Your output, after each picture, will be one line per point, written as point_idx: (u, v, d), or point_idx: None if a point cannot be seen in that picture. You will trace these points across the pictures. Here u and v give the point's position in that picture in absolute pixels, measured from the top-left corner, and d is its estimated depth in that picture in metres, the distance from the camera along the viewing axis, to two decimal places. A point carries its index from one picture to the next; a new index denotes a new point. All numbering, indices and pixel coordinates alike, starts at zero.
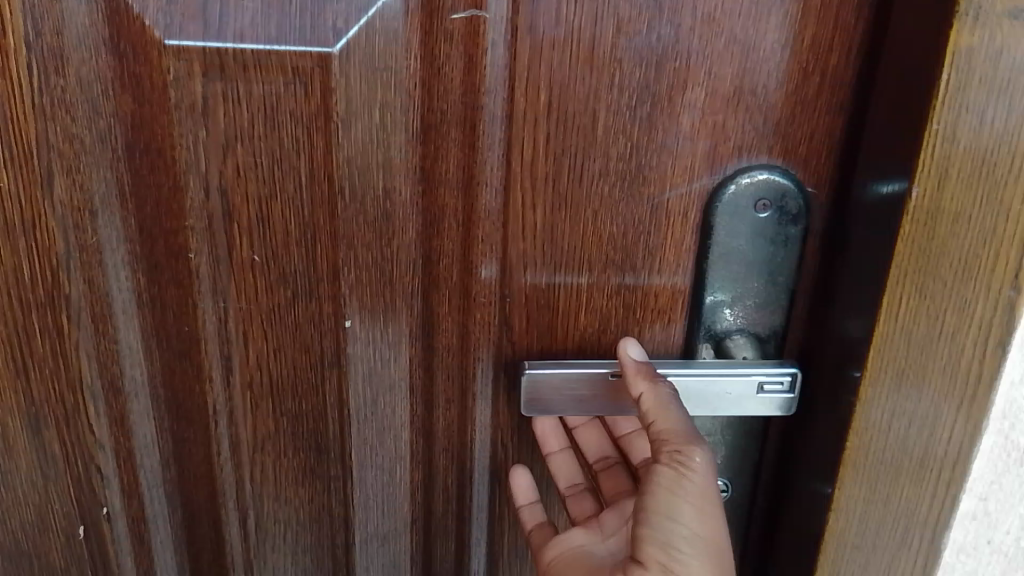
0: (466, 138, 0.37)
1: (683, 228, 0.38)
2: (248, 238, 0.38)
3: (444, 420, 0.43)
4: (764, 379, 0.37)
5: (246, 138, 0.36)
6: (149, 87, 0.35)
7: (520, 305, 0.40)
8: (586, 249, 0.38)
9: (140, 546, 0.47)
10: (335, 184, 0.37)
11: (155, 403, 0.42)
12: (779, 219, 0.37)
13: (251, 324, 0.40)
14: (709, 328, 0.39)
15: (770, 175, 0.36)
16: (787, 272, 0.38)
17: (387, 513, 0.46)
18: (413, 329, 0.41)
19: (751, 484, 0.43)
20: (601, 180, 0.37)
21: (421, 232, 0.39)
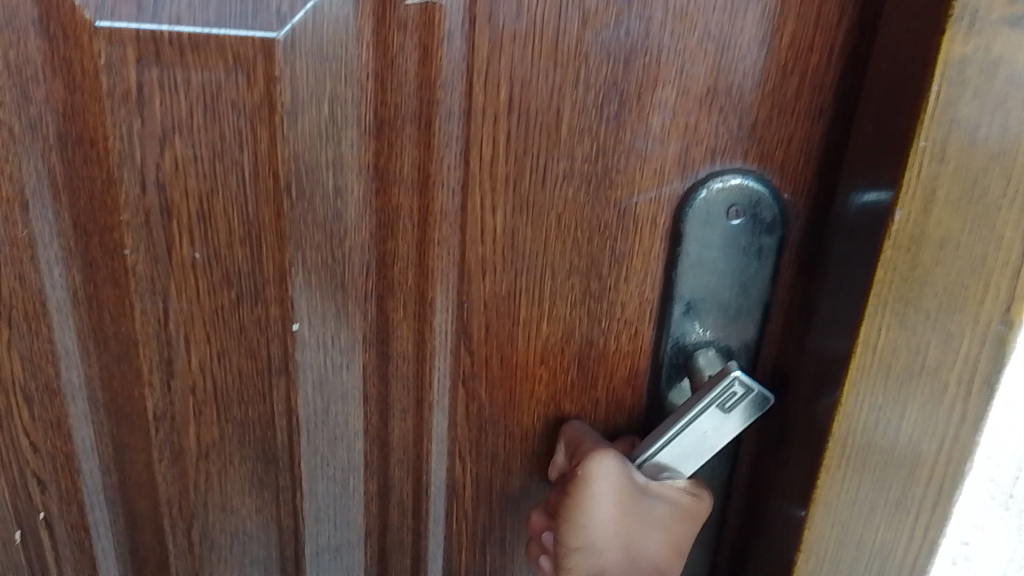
0: (421, 135, 0.34)
1: (653, 235, 0.36)
2: (189, 236, 0.36)
3: (400, 430, 0.41)
4: (717, 401, 0.34)
5: (184, 130, 0.34)
6: (81, 73, 0.33)
7: (479, 313, 0.38)
8: (549, 254, 0.36)
9: (81, 553, 0.44)
10: (281, 179, 0.35)
11: (94, 405, 0.40)
12: (753, 228, 0.35)
13: (193, 326, 0.38)
14: (678, 341, 0.37)
15: (743, 181, 0.34)
16: (761, 284, 0.36)
17: (339, 526, 0.44)
18: (367, 335, 0.39)
19: (721, 502, 0.41)
20: (565, 183, 0.35)
21: (373, 233, 0.36)
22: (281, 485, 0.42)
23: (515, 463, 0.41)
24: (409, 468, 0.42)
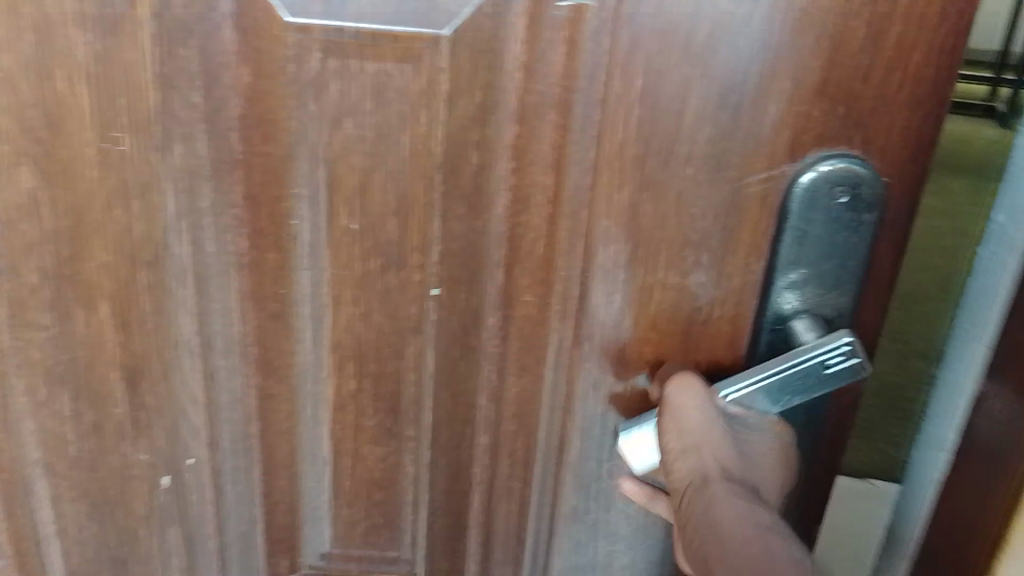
0: (560, 120, 0.39)
1: (761, 212, 0.40)
2: (348, 207, 0.40)
3: (516, 388, 0.46)
4: (825, 357, 0.39)
5: (355, 113, 0.38)
6: (267, 62, 0.37)
7: (600, 281, 0.42)
8: (667, 228, 0.40)
9: (218, 498, 0.49)
10: (434, 157, 0.39)
11: (245, 360, 0.45)
12: (854, 206, 0.39)
13: (344, 288, 0.43)
14: (777, 307, 0.41)
15: (847, 164, 0.38)
16: (859, 256, 0.40)
17: (455, 474, 0.49)
18: (494, 301, 0.43)
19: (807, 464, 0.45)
20: (688, 164, 0.39)
21: (508, 207, 0.41)
22: (407, 434, 0.47)
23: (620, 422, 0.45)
24: (523, 423, 0.47)
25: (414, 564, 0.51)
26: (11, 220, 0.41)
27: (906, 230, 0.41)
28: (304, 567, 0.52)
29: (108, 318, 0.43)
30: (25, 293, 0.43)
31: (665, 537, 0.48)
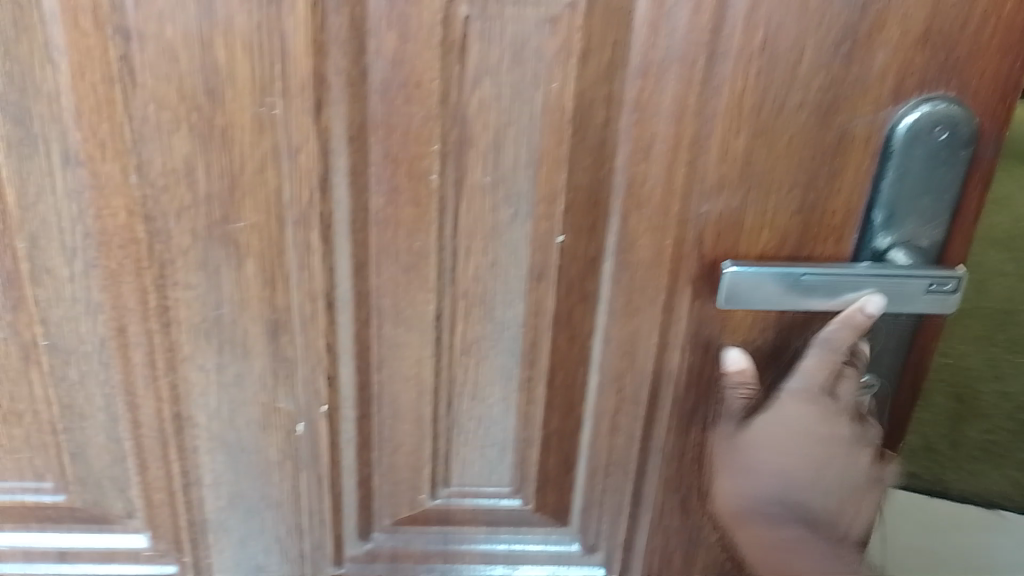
0: (687, 74, 0.42)
1: (863, 152, 0.43)
2: (483, 161, 0.44)
3: (630, 331, 0.49)
4: (934, 280, 0.43)
5: (494, 72, 0.41)
6: (417, 27, 0.40)
7: (712, 225, 0.45)
8: (775, 170, 0.43)
9: (348, 441, 0.53)
10: (566, 112, 0.43)
11: (380, 310, 0.48)
12: (951, 143, 0.42)
13: (475, 239, 0.46)
14: (876, 240, 0.45)
15: (948, 105, 0.42)
16: (953, 192, 0.43)
17: (567, 412, 0.52)
18: (613, 246, 0.47)
19: (894, 384, 0.48)
20: (799, 110, 0.42)
21: (630, 157, 0.44)
22: (525, 376, 0.51)
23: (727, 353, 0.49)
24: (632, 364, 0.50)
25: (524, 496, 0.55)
26: (169, 185, 0.44)
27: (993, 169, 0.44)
28: (422, 501, 0.56)
29: (254, 275, 0.47)
30: (179, 254, 0.46)
31: None
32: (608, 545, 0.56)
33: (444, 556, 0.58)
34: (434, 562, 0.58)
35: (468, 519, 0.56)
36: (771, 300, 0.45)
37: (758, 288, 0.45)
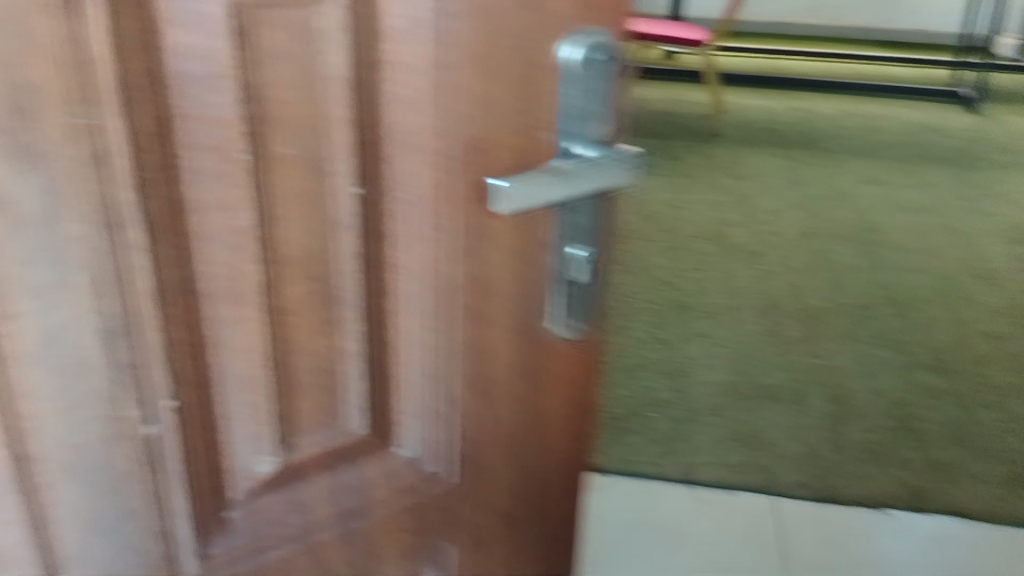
0: (432, 31, 0.54)
1: (549, 72, 0.57)
2: (281, 134, 0.54)
3: (421, 257, 0.60)
4: (624, 157, 0.58)
5: (284, 54, 0.52)
6: (211, 27, 0.49)
7: (464, 150, 0.57)
8: (499, 98, 0.57)
9: (191, 426, 0.58)
10: (344, 76, 0.54)
11: (209, 291, 0.55)
12: (601, 57, 0.57)
13: (284, 203, 0.55)
14: (567, 139, 0.59)
15: (592, 30, 0.57)
16: (614, 97, 0.58)
17: (383, 340, 0.63)
18: (394, 185, 0.58)
19: (599, 247, 0.63)
20: (507, 48, 0.55)
21: (396, 108, 0.56)
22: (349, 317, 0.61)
23: (496, 256, 0.61)
24: (427, 289, 0.61)
25: (358, 428, 0.65)
26: None
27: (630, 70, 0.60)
28: (272, 462, 0.62)
29: (85, 284, 0.51)
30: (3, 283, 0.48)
31: (523, 336, 0.65)
32: (427, 448, 0.67)
33: (300, 512, 0.65)
34: (290, 520, 0.65)
35: (315, 466, 0.64)
36: (536, 200, 0.56)
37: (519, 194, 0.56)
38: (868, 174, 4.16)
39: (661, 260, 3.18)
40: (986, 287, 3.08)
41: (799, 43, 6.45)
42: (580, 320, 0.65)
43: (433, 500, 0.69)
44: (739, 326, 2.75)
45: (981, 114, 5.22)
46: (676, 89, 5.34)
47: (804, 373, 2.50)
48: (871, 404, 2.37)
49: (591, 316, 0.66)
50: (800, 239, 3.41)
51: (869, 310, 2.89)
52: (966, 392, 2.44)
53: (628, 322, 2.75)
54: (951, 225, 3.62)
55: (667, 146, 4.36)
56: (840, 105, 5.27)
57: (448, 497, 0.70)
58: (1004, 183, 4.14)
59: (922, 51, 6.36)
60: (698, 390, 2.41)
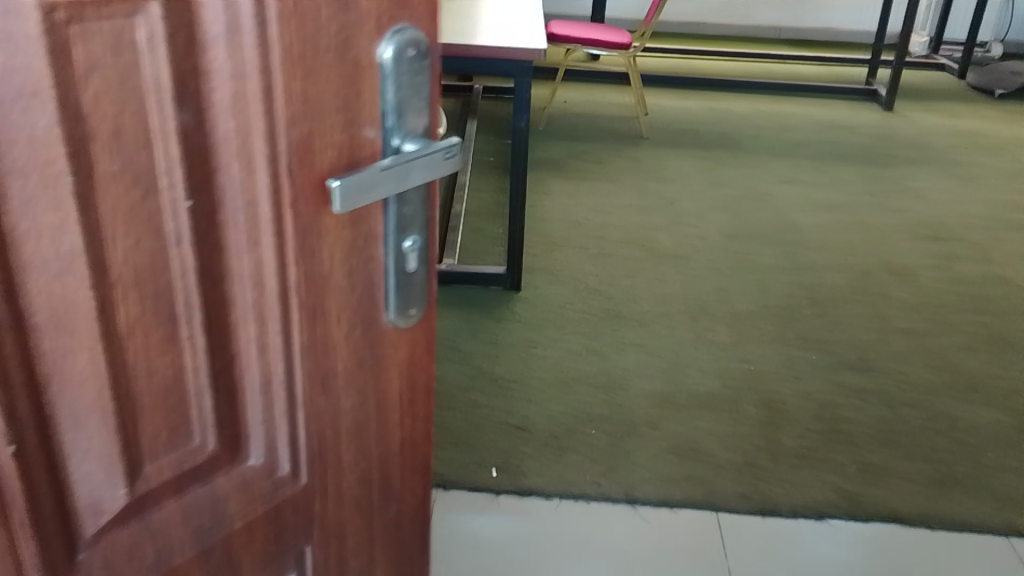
0: (257, 35, 0.54)
1: (372, 71, 0.60)
2: (108, 151, 0.51)
3: (255, 261, 0.62)
4: (444, 149, 0.65)
5: (100, 66, 0.49)
6: (21, 37, 0.45)
7: (295, 153, 0.58)
8: (326, 100, 0.58)
9: (31, 466, 0.56)
10: (166, 84, 0.52)
11: (37, 325, 0.52)
12: (417, 57, 0.62)
13: (116, 223, 0.53)
14: (393, 137, 0.63)
15: (407, 30, 0.61)
16: (425, 93, 0.64)
17: (224, 346, 0.64)
18: (227, 192, 0.58)
19: (422, 234, 0.70)
20: (330, 49, 0.57)
21: (222, 115, 0.55)
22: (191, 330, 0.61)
23: (333, 253, 0.64)
24: (265, 294, 0.64)
25: (208, 442, 0.67)
26: None
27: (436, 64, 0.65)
28: (120, 495, 0.62)
29: None
30: None
31: (363, 324, 0.70)
32: (273, 453, 0.71)
33: (155, 530, 0.65)
34: (146, 545, 0.65)
35: (162, 492, 0.65)
36: (369, 197, 0.61)
37: (355, 189, 0.60)
38: (786, 172, 4.25)
39: (591, 268, 3.17)
40: (904, 286, 3.18)
41: (715, 43, 6.57)
42: (407, 302, 0.72)
43: (284, 501, 0.74)
44: (671, 336, 2.76)
45: (890, 111, 5.41)
46: (599, 88, 5.35)
47: (738, 381, 2.55)
48: (803, 409, 2.43)
49: (417, 299, 0.73)
50: (725, 242, 3.45)
51: (795, 312, 2.95)
52: (893, 394, 2.53)
53: (561, 335, 2.72)
54: (868, 223, 3.73)
55: (590, 149, 4.36)
56: (757, 103, 5.38)
57: (297, 496, 0.75)
58: (914, 178, 4.29)
59: (831, 50, 6.58)
60: (637, 404, 2.41)
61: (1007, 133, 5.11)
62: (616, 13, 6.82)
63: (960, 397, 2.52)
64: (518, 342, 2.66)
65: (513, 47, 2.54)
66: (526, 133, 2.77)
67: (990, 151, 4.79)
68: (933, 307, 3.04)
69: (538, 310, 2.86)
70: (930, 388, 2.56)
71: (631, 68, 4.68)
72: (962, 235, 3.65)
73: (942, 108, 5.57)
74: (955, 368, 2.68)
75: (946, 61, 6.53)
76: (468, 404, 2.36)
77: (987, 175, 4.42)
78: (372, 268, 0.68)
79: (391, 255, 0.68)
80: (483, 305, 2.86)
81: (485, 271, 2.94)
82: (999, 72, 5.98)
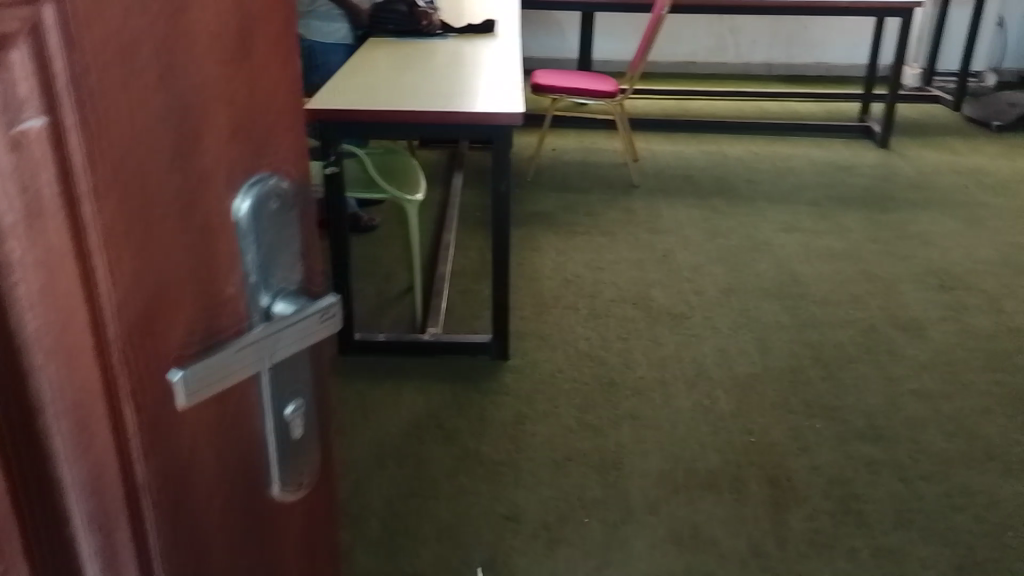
0: (65, 220, 0.51)
1: (222, 233, 0.59)
2: None
3: (94, 462, 0.58)
4: (320, 311, 0.65)
5: None
6: None
7: (127, 338, 0.54)
8: (162, 273, 0.55)
9: None
10: None
11: None
12: (281, 206, 0.62)
13: None
14: (260, 296, 0.62)
15: (267, 180, 0.60)
16: (296, 247, 0.64)
17: (62, 552, 0.60)
18: (50, 391, 0.55)
19: (304, 393, 0.67)
20: (159, 219, 0.54)
21: (29, 308, 0.52)
22: (9, 550, 0.57)
23: (189, 439, 0.60)
24: (106, 497, 0.59)
25: None
26: None
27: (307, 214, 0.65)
28: None
29: None
30: None
31: (245, 501, 0.66)
32: None
33: None
34: None
35: None
36: (222, 374, 0.59)
37: (201, 380, 0.58)
38: (785, 220, 4.14)
39: (584, 330, 3.04)
40: (911, 341, 3.06)
41: (708, 83, 6.50)
42: (297, 474, 0.69)
43: None
44: (669, 405, 2.63)
45: (887, 148, 5.31)
46: (592, 135, 5.28)
47: (740, 455, 2.40)
48: (811, 484, 2.29)
49: (308, 465, 0.70)
50: (723, 297, 3.34)
51: (798, 373, 2.82)
52: (906, 465, 2.38)
53: (554, 408, 2.58)
54: (870, 272, 3.62)
55: (582, 200, 4.26)
56: (751, 145, 5.30)
57: None
58: (916, 222, 4.18)
59: (826, 86, 6.51)
60: (633, 484, 2.27)
61: (1010, 169, 5.01)
62: (606, 55, 6.77)
63: (977, 467, 2.37)
64: (508, 416, 2.52)
65: (490, 113, 2.48)
66: (509, 197, 2.65)
67: (993, 190, 4.68)
68: (943, 364, 2.91)
69: (528, 380, 2.72)
70: (944, 457, 2.41)
71: (620, 115, 4.60)
72: (968, 283, 3.53)
73: (942, 144, 5.47)
74: (970, 432, 2.53)
75: (941, 94, 6.45)
76: (455, 490, 2.21)
77: (991, 216, 4.31)
78: (249, 447, 0.65)
79: (271, 429, 0.65)
80: (471, 376, 2.72)
81: (472, 339, 2.81)
82: (996, 105, 5.92)
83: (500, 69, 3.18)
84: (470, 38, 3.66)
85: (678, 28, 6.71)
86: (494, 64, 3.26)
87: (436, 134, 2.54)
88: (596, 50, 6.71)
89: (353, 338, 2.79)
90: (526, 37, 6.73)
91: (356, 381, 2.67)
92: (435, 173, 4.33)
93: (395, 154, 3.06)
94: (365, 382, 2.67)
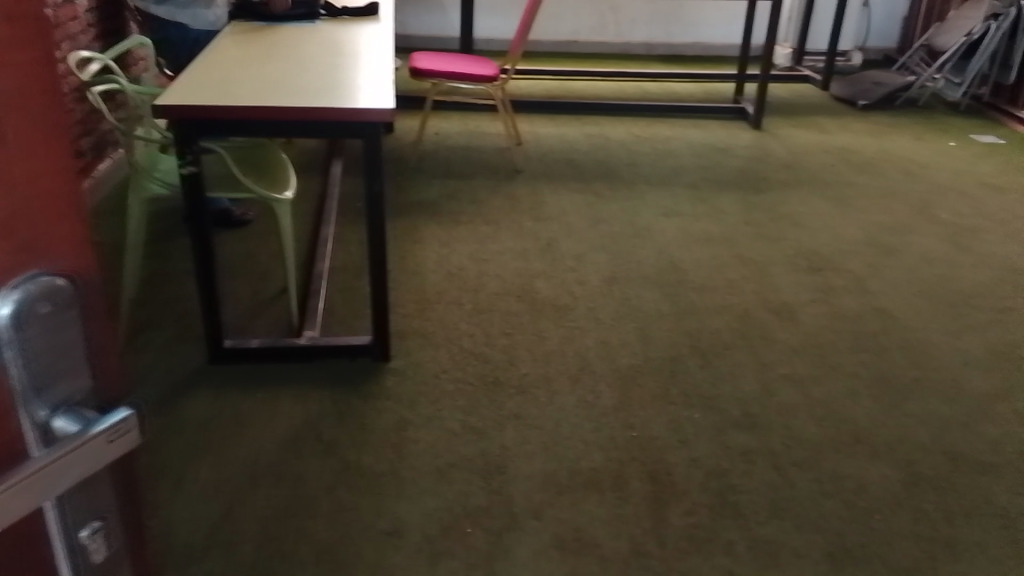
0: None
1: None
2: None
3: None
4: (107, 433, 0.52)
5: None
6: None
7: None
8: None
9: None
10: None
11: None
12: (53, 306, 0.51)
13: None
14: (37, 419, 0.51)
15: (35, 281, 0.49)
16: (78, 351, 0.54)
17: None
18: None
19: (101, 512, 0.57)
20: None
21: None
22: None
23: None
24: None
25: None
26: None
27: (94, 306, 0.54)
28: None
29: None
30: None
31: None
32: None
33: None
34: None
35: None
36: None
37: None
38: (665, 204, 4.21)
39: (467, 327, 3.00)
40: (784, 326, 3.16)
41: (590, 62, 6.53)
42: None
43: None
44: (552, 402, 2.62)
45: (761, 129, 5.47)
46: (474, 119, 5.23)
47: (623, 451, 2.42)
48: (689, 479, 2.33)
49: None
50: (605, 287, 3.36)
51: (678, 364, 2.87)
52: (779, 453, 2.46)
53: (437, 412, 2.53)
54: (745, 256, 3.72)
55: (465, 188, 4.21)
56: (632, 127, 5.35)
57: None
58: (788, 204, 4.33)
59: (702, 65, 6.66)
60: (517, 490, 2.25)
61: (873, 147, 5.24)
62: (488, 34, 6.69)
63: (845, 452, 2.48)
64: (389, 424, 2.45)
65: (358, 108, 2.37)
66: (384, 196, 2.56)
67: (858, 169, 4.89)
68: (813, 348, 3.02)
69: (409, 383, 2.65)
70: (814, 443, 2.51)
71: (500, 99, 4.56)
72: (835, 265, 3.68)
73: (812, 124, 5.68)
74: (838, 416, 2.64)
75: (810, 72, 6.68)
76: (334, 508, 2.13)
77: (856, 195, 4.50)
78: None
79: (64, 557, 0.55)
80: (350, 380, 2.64)
81: (350, 342, 2.72)
82: (862, 84, 6.14)
83: (371, 56, 3.05)
84: (342, 22, 3.51)
85: (559, 7, 6.70)
86: (365, 50, 3.12)
87: (303, 131, 2.40)
88: (477, 28, 6.62)
89: (225, 343, 2.64)
90: (406, 15, 6.57)
91: (228, 392, 2.54)
92: (313, 162, 4.18)
93: (264, 148, 2.88)
94: (237, 392, 2.54)
